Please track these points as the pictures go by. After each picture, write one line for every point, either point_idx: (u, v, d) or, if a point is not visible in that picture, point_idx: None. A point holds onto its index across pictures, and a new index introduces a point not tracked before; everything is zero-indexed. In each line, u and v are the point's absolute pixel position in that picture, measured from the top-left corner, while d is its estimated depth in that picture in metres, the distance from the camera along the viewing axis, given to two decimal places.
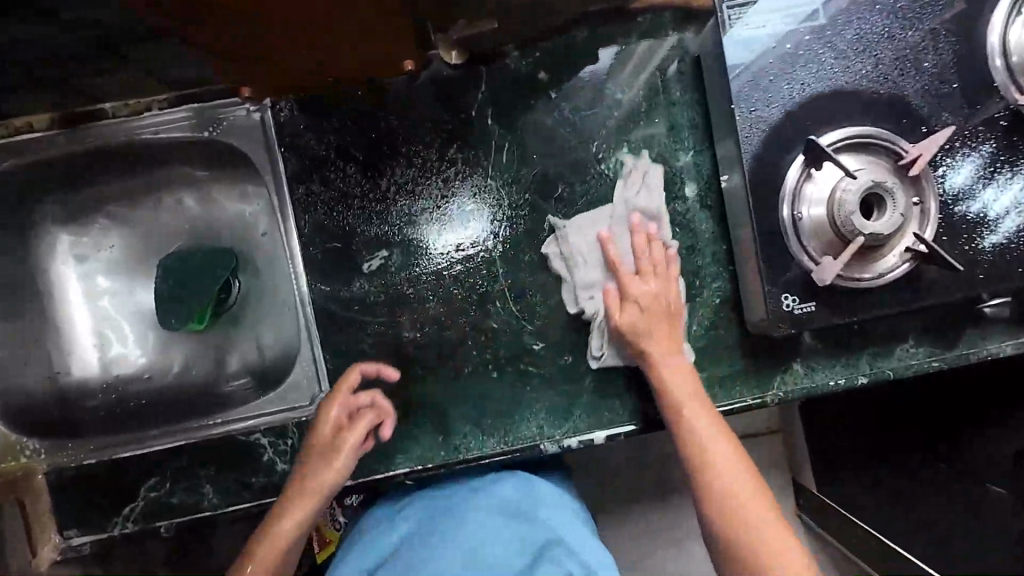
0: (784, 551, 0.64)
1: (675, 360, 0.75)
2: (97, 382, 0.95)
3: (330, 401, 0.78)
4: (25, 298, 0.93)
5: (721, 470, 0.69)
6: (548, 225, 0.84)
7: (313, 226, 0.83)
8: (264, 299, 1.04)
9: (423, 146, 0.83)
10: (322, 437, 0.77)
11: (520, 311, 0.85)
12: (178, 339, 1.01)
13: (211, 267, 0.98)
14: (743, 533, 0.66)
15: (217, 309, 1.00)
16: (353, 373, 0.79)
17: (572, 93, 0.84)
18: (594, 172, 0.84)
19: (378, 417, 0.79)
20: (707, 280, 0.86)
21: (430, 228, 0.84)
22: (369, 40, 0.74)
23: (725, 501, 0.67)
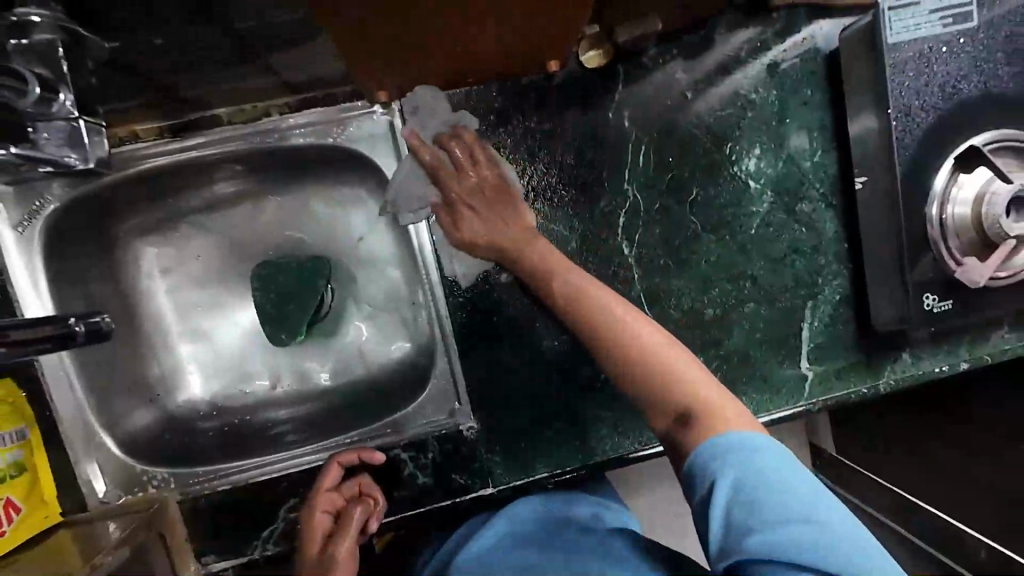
0: (719, 404, 0.59)
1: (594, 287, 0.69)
2: (202, 403, 0.91)
3: (315, 506, 0.78)
4: (117, 319, 0.86)
5: (613, 324, 0.65)
6: (682, 228, 0.84)
7: (448, 238, 0.80)
8: (362, 307, 1.00)
9: (559, 147, 0.80)
10: (315, 548, 0.77)
11: (654, 315, 0.85)
12: (278, 352, 0.97)
13: (310, 267, 0.95)
14: (660, 385, 0.61)
15: (318, 318, 0.98)
16: (336, 468, 0.79)
17: (704, 91, 0.83)
18: (726, 175, 0.84)
19: (366, 511, 0.79)
20: (828, 278, 0.88)
21: (566, 235, 0.82)
22: (524, 35, 0.64)
23: (637, 353, 0.63)
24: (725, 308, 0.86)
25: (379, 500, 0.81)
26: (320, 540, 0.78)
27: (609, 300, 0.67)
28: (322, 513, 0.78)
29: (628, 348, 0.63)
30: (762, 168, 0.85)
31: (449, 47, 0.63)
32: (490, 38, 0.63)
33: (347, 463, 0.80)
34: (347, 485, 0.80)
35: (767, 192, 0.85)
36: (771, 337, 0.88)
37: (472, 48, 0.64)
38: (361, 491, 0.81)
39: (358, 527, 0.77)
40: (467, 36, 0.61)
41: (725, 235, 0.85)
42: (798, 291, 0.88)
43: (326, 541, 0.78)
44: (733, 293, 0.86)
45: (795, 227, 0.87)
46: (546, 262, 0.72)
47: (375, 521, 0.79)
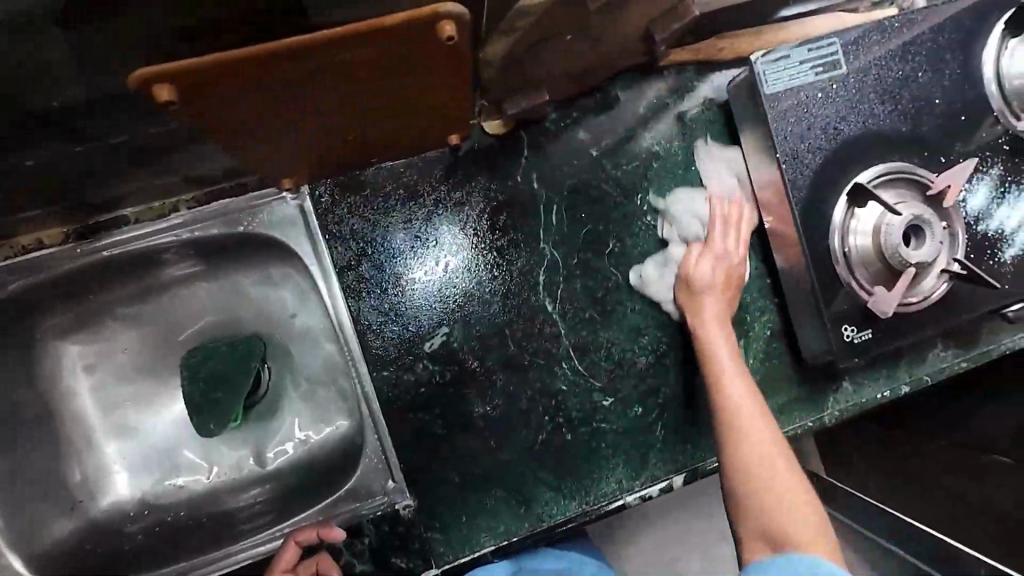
0: (794, 500, 0.62)
1: (718, 340, 0.75)
2: (129, 505, 0.87)
3: None
4: (34, 426, 0.83)
5: (745, 403, 0.69)
6: (604, 279, 0.85)
7: (368, 311, 0.80)
8: (299, 385, 0.97)
9: (473, 214, 0.82)
10: None
11: (587, 368, 0.84)
12: (213, 441, 0.93)
13: (240, 348, 0.92)
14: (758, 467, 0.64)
15: (254, 399, 0.95)
16: (291, 547, 0.75)
17: (611, 147, 0.86)
18: (641, 224, 0.86)
19: None
20: (756, 314, 0.89)
21: (488, 299, 0.82)
22: (409, 122, 0.68)
23: (743, 437, 0.66)
24: (658, 355, 0.86)
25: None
26: None
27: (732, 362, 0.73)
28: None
29: (734, 420, 0.68)
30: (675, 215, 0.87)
31: (336, 139, 0.67)
32: (375, 130, 0.67)
33: (305, 542, 0.76)
34: (304, 565, 0.76)
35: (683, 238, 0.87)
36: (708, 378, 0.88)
37: (359, 137, 0.69)
38: (319, 570, 0.76)
39: None
40: (350, 130, 0.65)
41: (648, 282, 0.86)
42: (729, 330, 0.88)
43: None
44: (664, 339, 0.86)
45: None
46: (697, 302, 0.79)
47: None
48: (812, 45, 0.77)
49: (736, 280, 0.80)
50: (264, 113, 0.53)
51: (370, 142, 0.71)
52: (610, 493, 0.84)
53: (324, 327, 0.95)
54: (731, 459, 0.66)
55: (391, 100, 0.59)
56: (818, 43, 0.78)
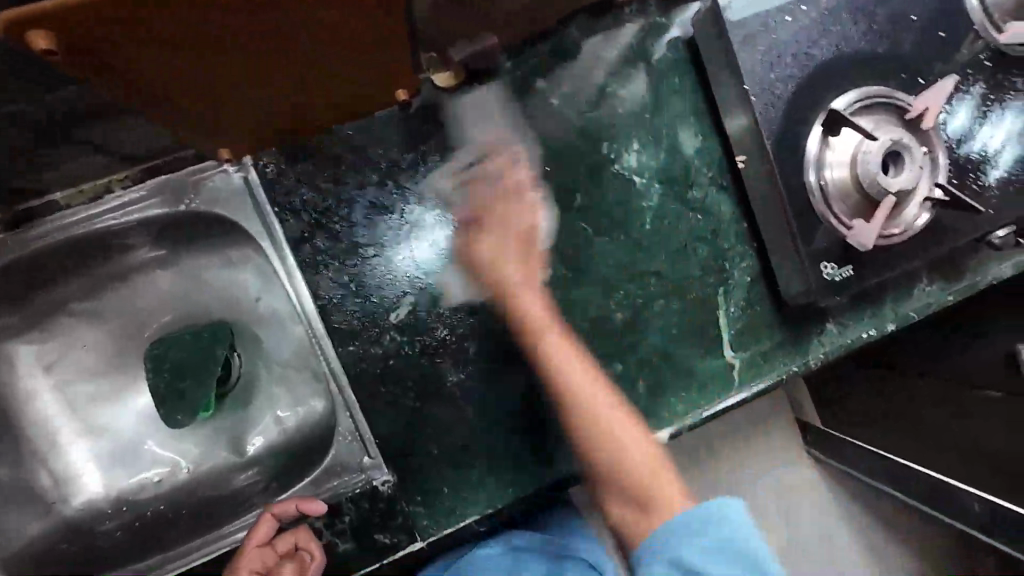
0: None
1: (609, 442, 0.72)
2: (104, 503, 0.85)
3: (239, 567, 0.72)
4: None
5: (616, 445, 0.72)
6: (574, 236, 0.81)
7: (328, 285, 0.76)
8: (270, 369, 0.93)
9: (430, 175, 0.78)
10: None
11: (563, 329, 0.81)
12: (186, 433, 0.91)
13: (206, 338, 0.90)
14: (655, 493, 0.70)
15: (224, 387, 0.92)
16: (268, 520, 0.74)
17: (573, 95, 0.81)
18: (609, 174, 0.82)
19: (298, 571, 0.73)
20: (735, 260, 0.86)
21: (453, 264, 0.78)
22: (344, 82, 0.63)
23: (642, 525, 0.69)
24: (634, 310, 0.83)
25: (316, 556, 0.74)
26: None
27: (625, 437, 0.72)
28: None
29: (605, 438, 0.72)
30: (645, 162, 0.83)
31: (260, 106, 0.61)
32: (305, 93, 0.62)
33: (284, 514, 0.75)
34: (282, 539, 0.75)
35: (654, 185, 0.83)
36: (689, 330, 0.85)
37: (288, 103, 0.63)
38: (298, 544, 0.75)
39: None
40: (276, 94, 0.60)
41: (620, 235, 0.82)
42: (707, 279, 0.85)
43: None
44: (640, 293, 0.83)
45: (690, 214, 0.84)
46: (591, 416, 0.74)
47: None
48: None
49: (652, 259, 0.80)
50: (165, 65, 0.48)
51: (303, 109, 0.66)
52: None
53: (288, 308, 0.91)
54: (617, 495, 0.72)
55: (313, 53, 0.54)
56: None
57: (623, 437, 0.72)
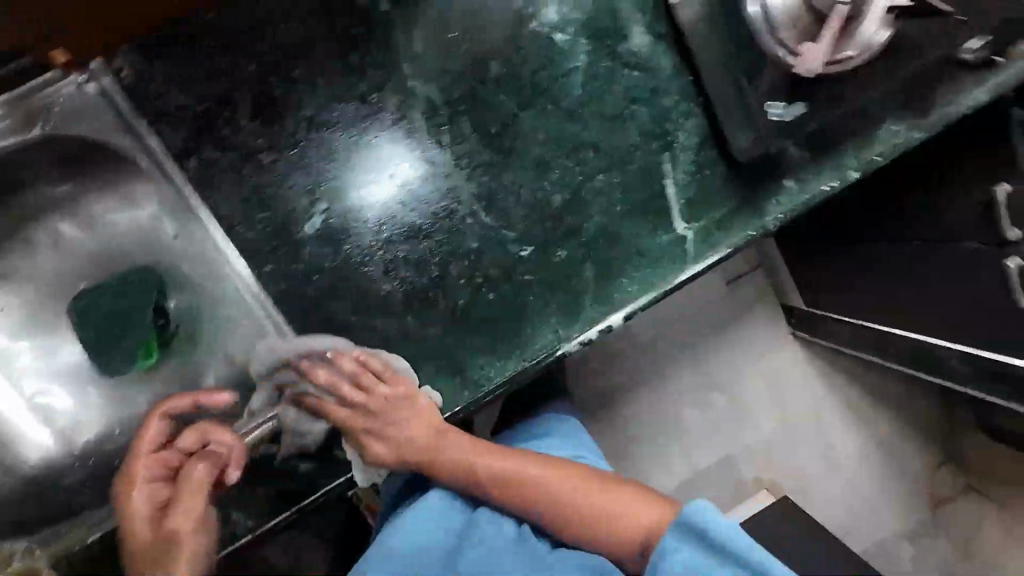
0: None
1: (570, 495, 0.71)
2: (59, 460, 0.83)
3: (138, 475, 0.72)
4: None
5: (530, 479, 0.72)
6: (495, 113, 0.72)
7: (230, 201, 0.68)
8: (206, 311, 0.87)
9: (320, 59, 0.67)
10: (146, 528, 0.70)
11: (497, 220, 0.75)
12: (132, 385, 0.87)
13: (121, 292, 0.85)
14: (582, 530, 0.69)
15: (161, 333, 0.88)
16: (158, 422, 0.73)
17: None
18: (527, 34, 0.70)
19: (209, 464, 0.71)
20: (679, 121, 0.77)
21: (365, 161, 0.70)
22: None
23: None
24: (573, 191, 0.76)
25: (224, 450, 0.72)
26: (155, 513, 0.71)
27: (571, 495, 0.71)
28: (151, 482, 0.72)
29: (598, 518, 0.69)
30: (567, 14, 0.71)
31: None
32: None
33: (178, 412, 0.74)
34: (184, 440, 0.73)
35: (581, 41, 0.72)
36: (635, 205, 0.79)
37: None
38: (206, 440, 0.73)
39: (203, 484, 0.71)
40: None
41: (548, 105, 0.73)
42: (649, 146, 0.77)
43: (163, 509, 0.72)
44: (577, 171, 0.76)
45: (625, 71, 0.74)
46: (529, 483, 0.72)
47: (234, 469, 0.71)
48: None
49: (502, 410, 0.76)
50: None
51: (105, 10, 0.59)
52: (547, 346, 0.79)
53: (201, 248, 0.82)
54: None
55: None
56: None
57: (609, 507, 0.70)
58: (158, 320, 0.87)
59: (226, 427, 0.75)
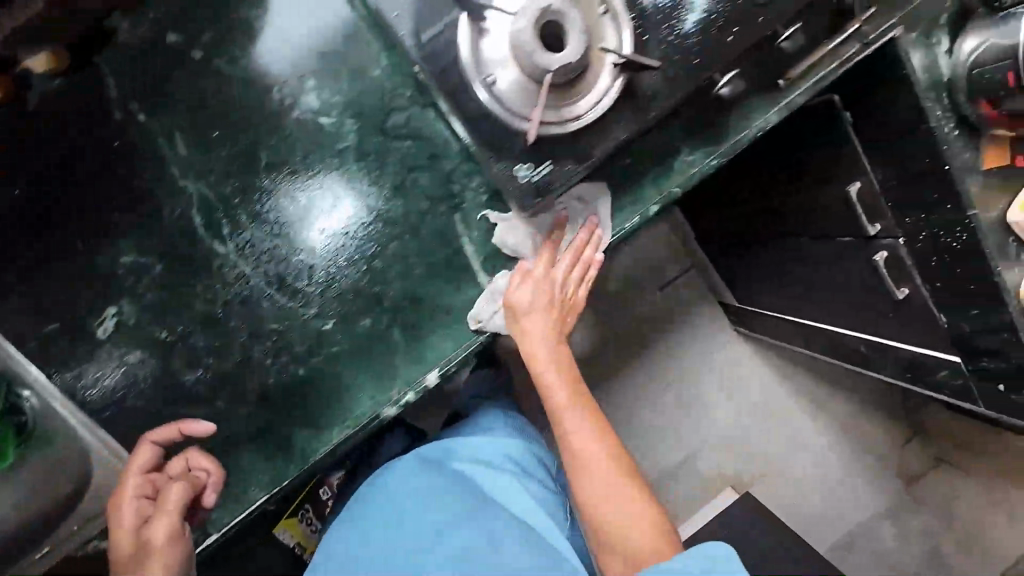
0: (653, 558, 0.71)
1: (573, 422, 0.77)
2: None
3: (125, 494, 0.71)
4: None
5: (588, 441, 0.76)
6: (271, 200, 0.75)
7: (21, 316, 0.72)
8: None
9: (84, 174, 0.70)
10: (127, 544, 0.71)
11: (293, 299, 0.78)
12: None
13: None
14: (587, 479, 0.75)
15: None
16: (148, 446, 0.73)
17: (218, 43, 0.71)
18: (289, 122, 0.73)
19: (189, 487, 0.73)
20: (464, 181, 0.79)
21: (147, 262, 0.73)
22: None
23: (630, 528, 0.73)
24: (367, 263, 0.79)
25: (212, 471, 0.75)
26: (133, 535, 0.72)
27: (572, 417, 0.77)
28: (138, 497, 0.72)
29: (575, 468, 0.76)
30: (328, 98, 0.74)
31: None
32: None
33: (163, 439, 0.74)
34: (172, 461, 0.74)
35: (345, 122, 0.74)
36: (435, 266, 0.81)
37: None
38: (189, 464, 0.75)
39: (178, 506, 0.72)
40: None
41: (324, 185, 0.76)
42: (438, 209, 0.79)
43: (144, 526, 0.72)
44: (367, 242, 0.78)
45: (397, 144, 0.76)
46: (554, 390, 0.77)
47: (208, 494, 0.75)
48: None
49: (569, 300, 0.79)
50: None
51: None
52: (366, 413, 0.81)
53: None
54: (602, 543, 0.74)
55: None
56: None
57: (591, 454, 0.75)
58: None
59: (203, 449, 0.77)
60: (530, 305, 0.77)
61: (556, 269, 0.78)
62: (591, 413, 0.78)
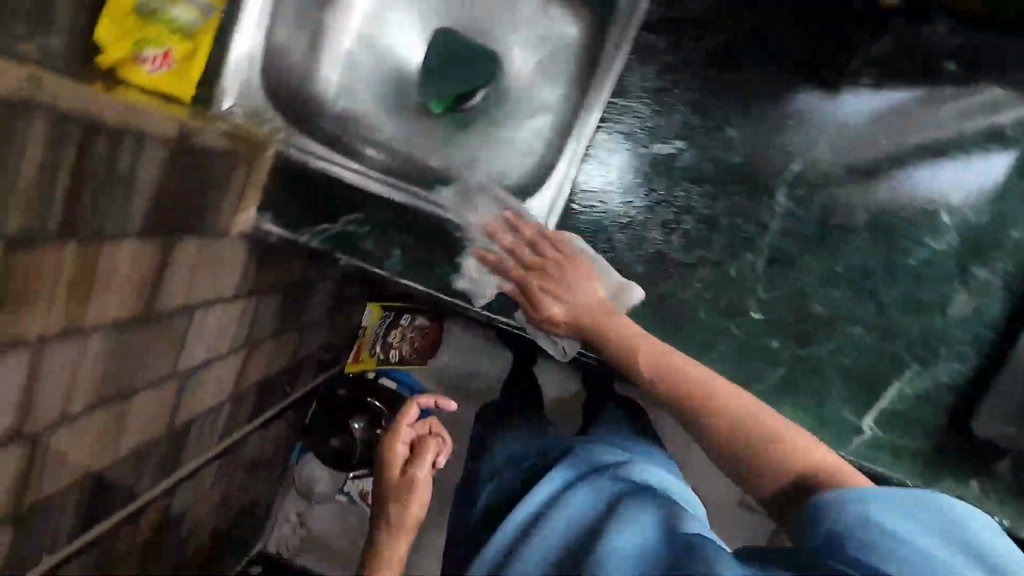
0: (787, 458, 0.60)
1: (705, 407, 0.66)
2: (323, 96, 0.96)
3: (397, 438, 0.97)
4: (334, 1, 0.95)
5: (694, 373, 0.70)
6: (848, 213, 0.77)
7: (635, 82, 0.77)
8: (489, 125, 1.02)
9: (790, 65, 0.75)
10: (395, 473, 0.96)
11: (765, 277, 0.80)
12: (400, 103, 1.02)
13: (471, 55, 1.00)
14: (754, 461, 0.62)
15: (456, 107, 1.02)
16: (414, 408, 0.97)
17: (965, 100, 0.74)
18: (928, 191, 0.76)
19: (439, 445, 0.98)
20: (951, 357, 0.79)
21: (734, 149, 0.77)
22: None
23: (772, 465, 0.61)
24: (829, 317, 0.80)
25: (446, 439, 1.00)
26: (400, 469, 0.96)
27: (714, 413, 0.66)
28: (404, 442, 0.97)
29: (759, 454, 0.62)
30: (969, 209, 0.76)
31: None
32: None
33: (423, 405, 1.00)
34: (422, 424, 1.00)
35: (954, 234, 0.76)
36: (859, 373, 0.81)
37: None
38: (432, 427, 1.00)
39: (432, 455, 0.97)
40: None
41: (887, 247, 0.77)
42: (913, 349, 0.80)
43: (408, 464, 0.96)
44: (850, 308, 0.79)
45: (956, 285, 0.78)
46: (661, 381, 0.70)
47: (444, 455, 0.99)
48: None
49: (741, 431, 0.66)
50: None
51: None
52: None
53: (550, 103, 0.98)
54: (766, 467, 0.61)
55: None
56: None
57: (721, 419, 0.65)
58: (463, 96, 1.02)
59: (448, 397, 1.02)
60: (581, 319, 0.78)
61: (566, 298, 0.79)
62: (724, 412, 0.65)
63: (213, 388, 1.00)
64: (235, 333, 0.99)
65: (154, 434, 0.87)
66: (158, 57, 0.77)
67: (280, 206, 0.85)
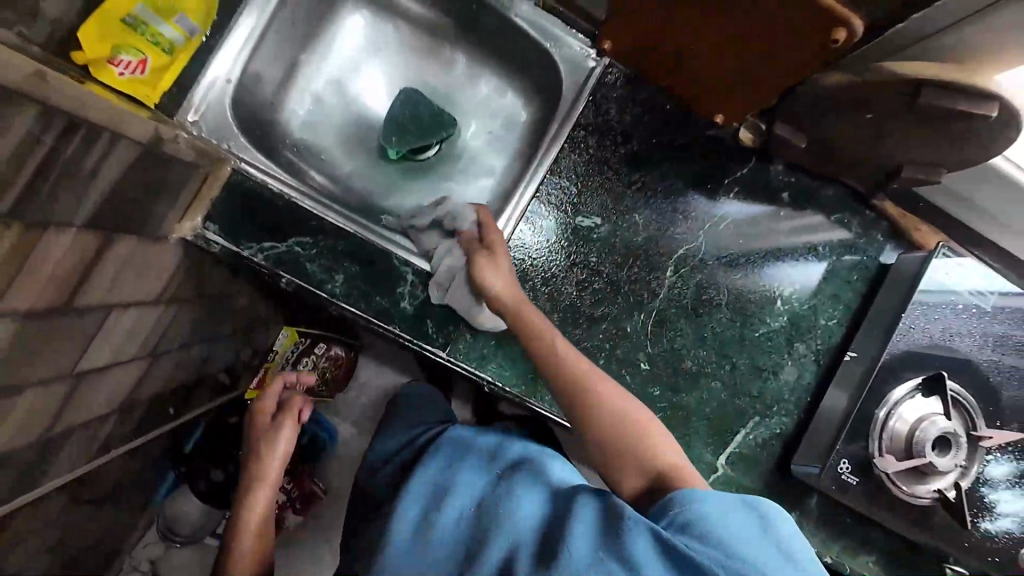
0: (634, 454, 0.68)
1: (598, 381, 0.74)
2: (286, 125, 1.04)
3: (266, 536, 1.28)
4: (308, 47, 1.05)
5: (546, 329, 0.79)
6: (715, 291, 1.00)
7: (568, 167, 0.96)
8: (438, 176, 1.13)
9: (681, 174, 0.98)
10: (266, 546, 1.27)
11: (650, 333, 0.98)
12: (357, 142, 1.10)
13: (422, 124, 1.06)
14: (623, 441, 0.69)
15: (407, 157, 1.11)
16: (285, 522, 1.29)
17: (797, 220, 1.01)
18: (769, 285, 1.01)
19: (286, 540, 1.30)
20: (779, 411, 1.01)
21: (637, 231, 0.97)
22: (727, 91, 0.87)
23: (646, 455, 0.67)
24: (695, 371, 0.99)
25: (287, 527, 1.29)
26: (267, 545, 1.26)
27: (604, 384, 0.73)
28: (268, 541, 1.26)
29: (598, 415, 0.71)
30: (793, 299, 1.02)
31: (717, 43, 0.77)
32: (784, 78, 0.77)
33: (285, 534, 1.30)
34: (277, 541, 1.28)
35: (784, 316, 1.02)
36: (715, 419, 1.00)
37: (736, 63, 0.79)
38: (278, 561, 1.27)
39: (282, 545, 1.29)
40: (762, 38, 0.72)
41: (737, 321, 1.00)
42: (754, 402, 1.01)
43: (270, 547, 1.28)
44: (711, 366, 1.00)
45: (784, 356, 1.02)
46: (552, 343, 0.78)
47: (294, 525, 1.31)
48: (971, 266, 0.94)
49: (617, 421, 0.70)
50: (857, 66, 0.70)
51: (782, 74, 0.76)
52: None
53: (493, 166, 1.12)
54: (599, 436, 0.70)
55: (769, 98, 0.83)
56: (978, 275, 0.94)
57: (604, 425, 0.70)
58: (418, 149, 1.10)
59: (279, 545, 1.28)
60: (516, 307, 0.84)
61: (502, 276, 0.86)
62: (607, 428, 0.70)
63: (110, 397, 0.93)
64: (145, 338, 0.94)
65: (32, 442, 0.79)
66: (134, 64, 0.78)
67: (228, 217, 0.88)
